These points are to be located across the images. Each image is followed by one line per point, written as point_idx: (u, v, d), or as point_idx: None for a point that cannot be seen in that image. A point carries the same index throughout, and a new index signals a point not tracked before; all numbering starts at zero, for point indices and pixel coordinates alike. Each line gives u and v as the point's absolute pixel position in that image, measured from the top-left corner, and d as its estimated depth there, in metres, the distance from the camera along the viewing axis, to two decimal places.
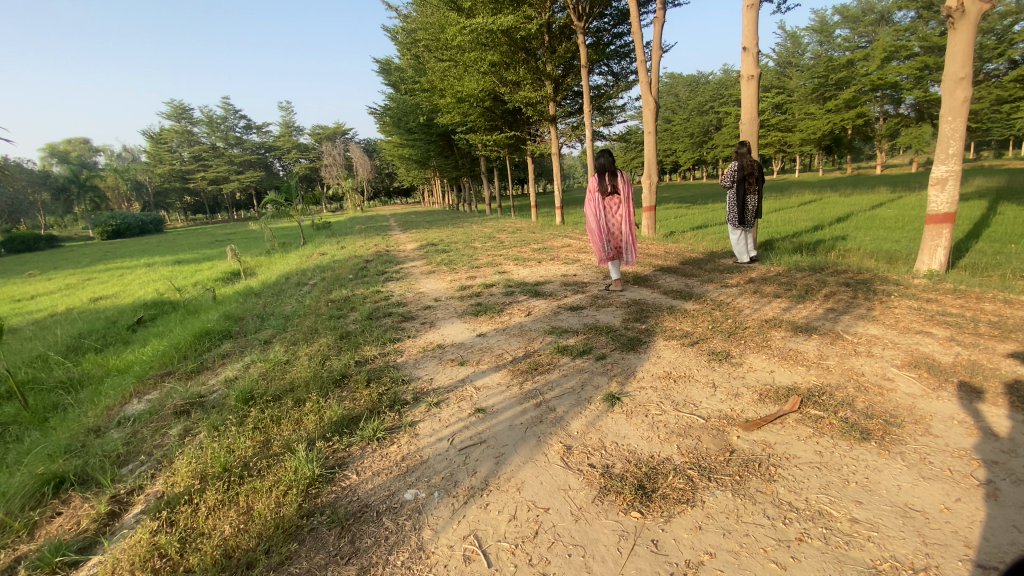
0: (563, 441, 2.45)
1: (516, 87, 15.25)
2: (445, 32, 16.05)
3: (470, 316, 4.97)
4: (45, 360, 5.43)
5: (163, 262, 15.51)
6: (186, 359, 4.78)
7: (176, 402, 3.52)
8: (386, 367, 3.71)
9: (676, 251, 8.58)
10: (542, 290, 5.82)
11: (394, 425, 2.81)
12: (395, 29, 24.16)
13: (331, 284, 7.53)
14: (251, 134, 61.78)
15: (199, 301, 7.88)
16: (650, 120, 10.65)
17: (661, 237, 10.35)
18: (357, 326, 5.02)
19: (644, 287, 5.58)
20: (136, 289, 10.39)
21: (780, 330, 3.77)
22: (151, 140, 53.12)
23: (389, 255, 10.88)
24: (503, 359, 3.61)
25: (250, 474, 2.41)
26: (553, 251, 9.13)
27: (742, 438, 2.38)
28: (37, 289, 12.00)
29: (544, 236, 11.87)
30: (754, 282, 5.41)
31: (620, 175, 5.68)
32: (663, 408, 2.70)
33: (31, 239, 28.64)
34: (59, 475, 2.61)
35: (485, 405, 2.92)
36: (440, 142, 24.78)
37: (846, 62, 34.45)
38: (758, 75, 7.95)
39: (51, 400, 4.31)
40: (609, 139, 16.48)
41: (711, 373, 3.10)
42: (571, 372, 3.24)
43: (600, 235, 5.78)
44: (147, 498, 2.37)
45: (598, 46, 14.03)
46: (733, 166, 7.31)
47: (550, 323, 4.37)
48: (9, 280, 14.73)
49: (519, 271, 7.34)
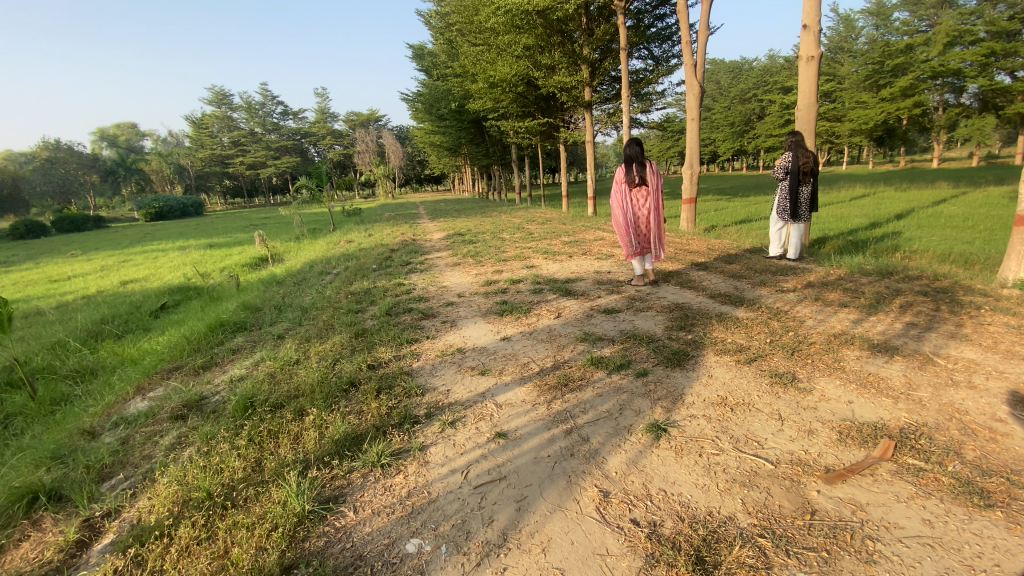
0: (598, 483, 2.03)
1: (551, 72, 14.63)
2: (478, 15, 15.57)
3: (494, 316, 4.57)
4: (63, 346, 5.32)
5: (196, 245, 15.67)
6: (197, 353, 4.55)
7: (175, 405, 3.24)
8: (399, 373, 3.36)
9: (719, 247, 7.95)
10: (573, 288, 5.36)
11: (401, 448, 2.44)
12: (429, 14, 23.77)
13: (354, 275, 7.26)
14: (287, 120, 62.79)
15: (223, 288, 7.75)
16: (694, 106, 9.92)
17: (702, 231, 9.73)
18: (375, 322, 4.69)
19: (686, 288, 5.05)
20: (165, 273, 10.40)
21: (854, 349, 3.23)
22: (194, 124, 54.65)
23: (415, 244, 10.61)
24: (529, 370, 3.19)
25: (234, 504, 2.09)
26: (586, 244, 8.64)
27: (823, 494, 1.93)
28: (74, 270, 12.25)
29: (576, 228, 11.36)
30: (814, 286, 4.81)
31: (648, 166, 5.19)
32: (721, 446, 2.25)
33: (80, 219, 29.77)
34: (35, 490, 2.28)
35: (507, 429, 2.51)
36: (472, 129, 24.41)
37: (905, 47, 32.24)
38: (820, 56, 7.21)
39: (61, 390, 4.13)
40: (647, 126, 15.75)
41: (776, 402, 2.62)
42: (608, 392, 2.79)
43: (626, 230, 5.30)
44: (121, 525, 2.07)
45: (638, 28, 13.30)
46: (787, 156, 6.64)
47: (583, 328, 3.92)
48: (53, 259, 15.19)
49: (549, 266, 6.91)
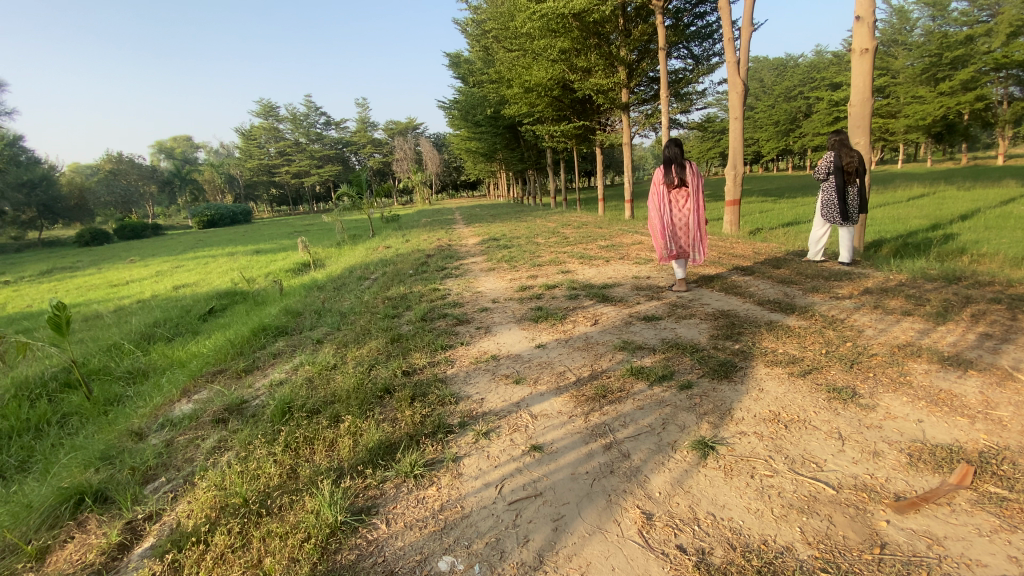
0: (640, 504, 1.91)
1: (587, 74, 14.45)
2: (514, 21, 15.60)
3: (529, 322, 4.48)
4: (118, 348, 5.58)
5: (243, 251, 16.29)
6: (240, 356, 4.67)
7: (217, 409, 3.30)
8: (434, 381, 3.31)
9: (764, 251, 7.60)
10: (610, 294, 5.21)
11: (435, 459, 2.38)
12: (465, 22, 24.01)
13: (391, 280, 7.33)
14: (330, 130, 65.00)
15: (267, 293, 7.99)
16: (737, 105, 9.58)
17: (746, 234, 9.34)
18: (410, 328, 4.69)
19: (731, 294, 4.81)
20: (214, 278, 10.83)
21: (921, 363, 2.97)
22: (243, 135, 57.19)
23: (450, 250, 10.67)
24: (565, 380, 3.09)
25: (269, 512, 2.08)
26: (623, 248, 8.44)
27: (894, 525, 1.74)
28: (132, 275, 12.95)
29: (613, 232, 11.13)
30: (872, 293, 4.50)
31: (687, 167, 5.01)
32: (774, 467, 2.08)
33: (139, 227, 31.64)
34: (81, 491, 2.34)
35: (542, 442, 2.41)
36: (507, 134, 24.48)
37: (965, 37, 30.35)
38: (875, 48, 6.79)
39: (114, 392, 4.31)
40: (686, 127, 15.36)
41: (835, 420, 2.43)
42: (649, 405, 2.65)
43: (663, 233, 5.17)
44: (161, 529, 2.09)
45: (677, 28, 13.01)
46: (830, 156, 6.31)
47: (622, 336, 3.78)
48: (114, 265, 16.11)
49: (585, 271, 6.77)
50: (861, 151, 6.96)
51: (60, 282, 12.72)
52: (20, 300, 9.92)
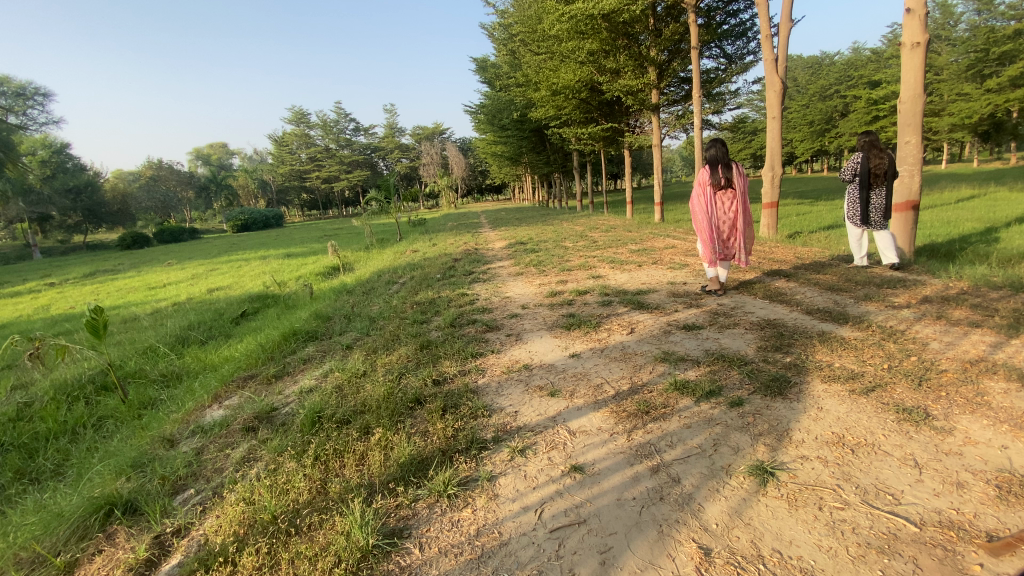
0: (696, 537, 1.74)
1: (616, 75, 14.21)
2: (542, 23, 15.47)
3: (562, 330, 4.33)
4: (153, 351, 5.67)
5: (276, 255, 16.64)
6: (270, 361, 4.65)
7: (247, 416, 3.26)
8: (466, 391, 3.20)
9: (806, 255, 7.26)
10: (646, 300, 5.02)
11: (469, 477, 2.26)
12: (492, 25, 24.02)
13: (419, 284, 7.28)
14: (358, 136, 66.22)
15: (297, 296, 8.04)
16: (775, 104, 9.23)
17: (784, 238, 8.98)
18: (440, 334, 4.59)
19: (776, 301, 4.55)
20: (246, 281, 11.01)
21: (998, 380, 2.70)
22: (274, 142, 58.52)
23: (477, 254, 10.59)
24: (604, 393, 2.93)
25: (298, 530, 1.99)
26: (656, 253, 8.19)
27: (989, 570, 1.52)
28: (169, 278, 13.32)
29: (644, 235, 10.87)
30: (933, 302, 4.18)
31: (734, 167, 4.87)
32: (845, 498, 1.88)
33: (177, 232, 32.75)
34: (111, 502, 2.29)
35: (583, 462, 2.26)
36: (533, 138, 24.39)
37: (1014, 31, 28.83)
38: (927, 42, 6.40)
39: (148, 395, 4.34)
40: (718, 128, 14.95)
41: (906, 444, 2.21)
42: (698, 424, 2.47)
43: (711, 234, 4.96)
44: (189, 545, 2.02)
45: (710, 26, 12.68)
46: (858, 157, 6.35)
47: (661, 346, 3.59)
48: (152, 268, 16.60)
49: (616, 276, 6.57)
50: (910, 150, 6.56)
51: (103, 284, 13.21)
52: (64, 302, 10.26)
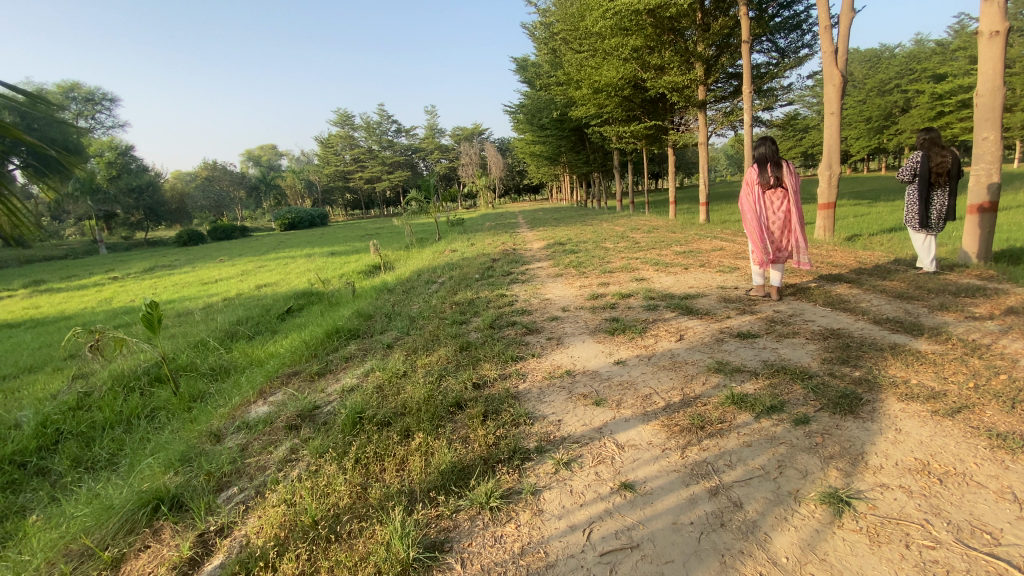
0: (763, 571, 1.57)
1: (660, 72, 13.80)
2: (584, 21, 15.25)
3: (605, 335, 4.18)
4: (203, 345, 5.87)
5: (320, 253, 17.15)
6: (313, 358, 4.71)
7: (290, 414, 3.27)
8: (507, 396, 3.10)
9: (867, 259, 6.80)
10: (695, 305, 4.78)
11: (512, 490, 2.15)
12: (534, 25, 23.96)
13: (458, 284, 7.26)
14: (400, 137, 67.52)
15: (339, 293, 8.20)
16: (833, 99, 8.71)
17: (841, 241, 8.47)
18: (479, 336, 4.51)
19: (838, 309, 4.24)
20: (292, 278, 11.35)
21: None
22: (320, 143, 60.31)
23: (515, 254, 10.54)
24: (654, 404, 2.76)
25: (337, 537, 1.95)
26: (703, 255, 7.87)
27: None
28: (221, 274, 13.92)
29: (689, 237, 10.49)
30: (1020, 314, 3.79)
31: (786, 165, 4.61)
32: (936, 536, 1.67)
33: (230, 229, 34.33)
34: (158, 497, 2.32)
35: (634, 480, 2.12)
36: (573, 137, 24.16)
37: None
38: (1008, 30, 5.83)
39: (197, 388, 4.47)
40: (768, 125, 14.32)
41: (1004, 475, 1.95)
42: (759, 443, 2.29)
43: (760, 234, 4.71)
44: (231, 546, 2.01)
45: (761, 19, 12.14)
46: (918, 156, 5.89)
47: (714, 355, 3.38)
48: (206, 264, 17.44)
49: (661, 279, 6.35)
50: (988, 147, 6.04)
51: (161, 279, 13.96)
52: (125, 296, 10.85)
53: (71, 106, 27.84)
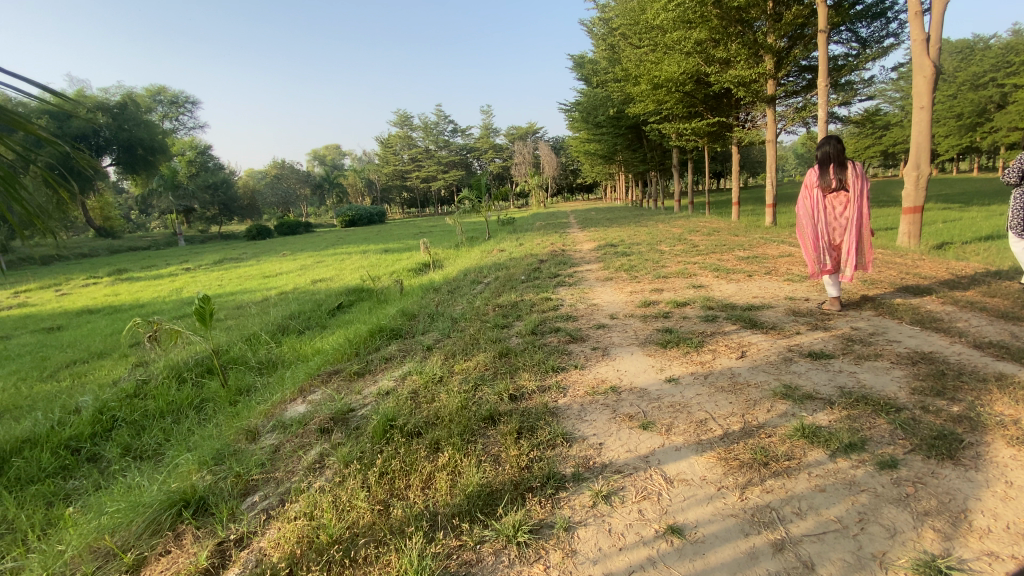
0: None
1: (726, 66, 13.02)
2: (645, 14, 14.65)
3: (656, 348, 3.86)
4: (256, 338, 6.04)
5: (375, 249, 17.57)
6: (355, 357, 4.69)
7: (324, 416, 3.20)
8: (545, 411, 2.88)
9: (961, 270, 6.02)
10: (759, 318, 4.36)
11: (543, 523, 1.94)
12: (592, 21, 23.45)
13: (503, 285, 7.12)
14: (456, 136, 68.49)
15: (387, 291, 8.26)
16: (924, 92, 7.83)
17: (929, 249, 7.59)
18: (520, 342, 4.32)
19: (928, 328, 3.71)
20: (346, 274, 11.63)
21: None
22: (379, 143, 62.31)
23: (565, 255, 10.25)
24: (710, 433, 2.46)
25: (352, 563, 1.81)
26: (768, 261, 7.29)
27: None
28: (281, 267, 14.53)
29: (752, 241, 9.82)
30: None
31: (852, 166, 4.14)
32: None
33: (294, 225, 36.07)
34: (185, 498, 2.30)
35: (683, 523, 1.85)
36: (629, 135, 23.44)
37: None
38: None
39: (245, 381, 4.56)
40: (844, 121, 13.21)
41: None
42: (835, 488, 1.95)
43: (815, 243, 4.30)
44: (247, 559, 1.92)
45: (840, 7, 11.18)
46: None
47: (780, 378, 3.01)
48: (270, 258, 18.30)
49: (721, 287, 5.89)
50: None
51: (230, 271, 14.77)
52: (194, 286, 11.52)
53: (157, 108, 30.20)
